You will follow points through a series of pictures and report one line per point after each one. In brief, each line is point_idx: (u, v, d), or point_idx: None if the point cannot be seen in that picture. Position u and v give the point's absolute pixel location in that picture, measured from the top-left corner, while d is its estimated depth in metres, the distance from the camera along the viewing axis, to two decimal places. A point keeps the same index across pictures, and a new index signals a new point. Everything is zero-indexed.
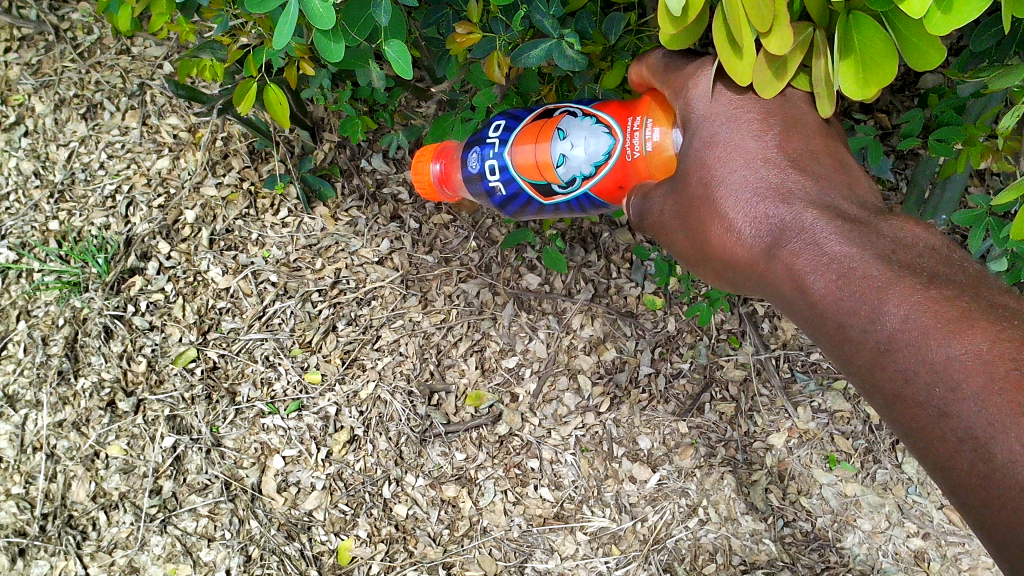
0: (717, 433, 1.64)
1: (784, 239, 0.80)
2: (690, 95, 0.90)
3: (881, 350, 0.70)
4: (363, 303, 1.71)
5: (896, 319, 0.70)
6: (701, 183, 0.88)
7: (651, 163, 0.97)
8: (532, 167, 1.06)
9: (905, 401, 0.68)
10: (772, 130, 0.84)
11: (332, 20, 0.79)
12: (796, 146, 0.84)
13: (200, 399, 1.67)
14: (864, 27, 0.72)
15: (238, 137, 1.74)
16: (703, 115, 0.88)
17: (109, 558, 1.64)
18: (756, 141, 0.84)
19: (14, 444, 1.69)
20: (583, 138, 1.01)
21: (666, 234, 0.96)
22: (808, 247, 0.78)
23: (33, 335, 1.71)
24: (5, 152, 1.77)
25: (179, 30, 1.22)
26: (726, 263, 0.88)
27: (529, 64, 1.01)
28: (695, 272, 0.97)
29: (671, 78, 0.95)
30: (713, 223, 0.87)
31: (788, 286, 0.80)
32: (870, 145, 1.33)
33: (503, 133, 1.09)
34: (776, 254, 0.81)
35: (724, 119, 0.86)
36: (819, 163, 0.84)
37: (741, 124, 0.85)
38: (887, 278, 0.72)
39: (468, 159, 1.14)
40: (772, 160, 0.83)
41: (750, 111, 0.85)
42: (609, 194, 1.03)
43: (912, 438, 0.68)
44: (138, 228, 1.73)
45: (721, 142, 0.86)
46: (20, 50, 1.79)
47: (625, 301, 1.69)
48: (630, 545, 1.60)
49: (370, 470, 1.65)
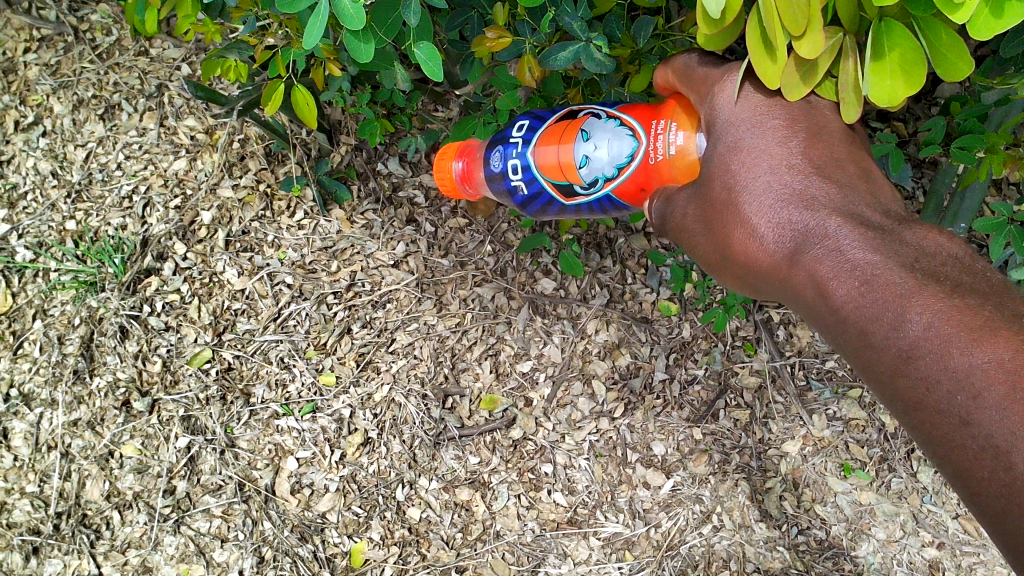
0: (732, 440, 1.64)
1: (807, 245, 0.80)
2: (715, 100, 0.89)
3: (903, 357, 0.71)
4: (379, 306, 1.71)
5: (919, 327, 0.69)
6: (725, 187, 0.87)
7: (674, 167, 0.96)
8: (555, 168, 1.05)
9: (927, 408, 0.69)
10: (797, 136, 0.84)
11: (361, 20, 0.79)
12: (822, 152, 0.83)
13: (215, 399, 1.68)
14: (896, 33, 0.71)
15: (255, 139, 1.75)
16: (728, 121, 0.87)
17: (123, 557, 1.65)
18: (781, 147, 0.83)
19: (28, 443, 1.70)
20: (607, 140, 1.00)
21: (689, 238, 0.96)
22: (830, 253, 0.77)
23: (49, 334, 1.72)
24: (23, 152, 1.78)
25: (203, 31, 1.22)
26: (749, 268, 0.88)
27: (557, 66, 1.02)
28: (716, 275, 0.97)
29: (699, 82, 0.94)
30: (735, 228, 0.87)
31: (810, 292, 0.79)
32: (892, 154, 1.33)
33: (526, 133, 1.09)
34: (799, 260, 0.80)
35: (748, 124, 0.85)
36: (843, 169, 0.83)
37: (766, 130, 0.84)
38: (910, 285, 0.71)
39: (491, 158, 1.14)
40: (796, 167, 0.83)
41: (775, 117, 0.84)
42: (631, 196, 1.02)
43: (933, 445, 0.69)
44: (154, 229, 1.73)
45: (746, 148, 0.85)
46: (39, 50, 1.79)
47: (640, 306, 1.68)
48: (644, 551, 1.61)
49: (384, 473, 1.65)
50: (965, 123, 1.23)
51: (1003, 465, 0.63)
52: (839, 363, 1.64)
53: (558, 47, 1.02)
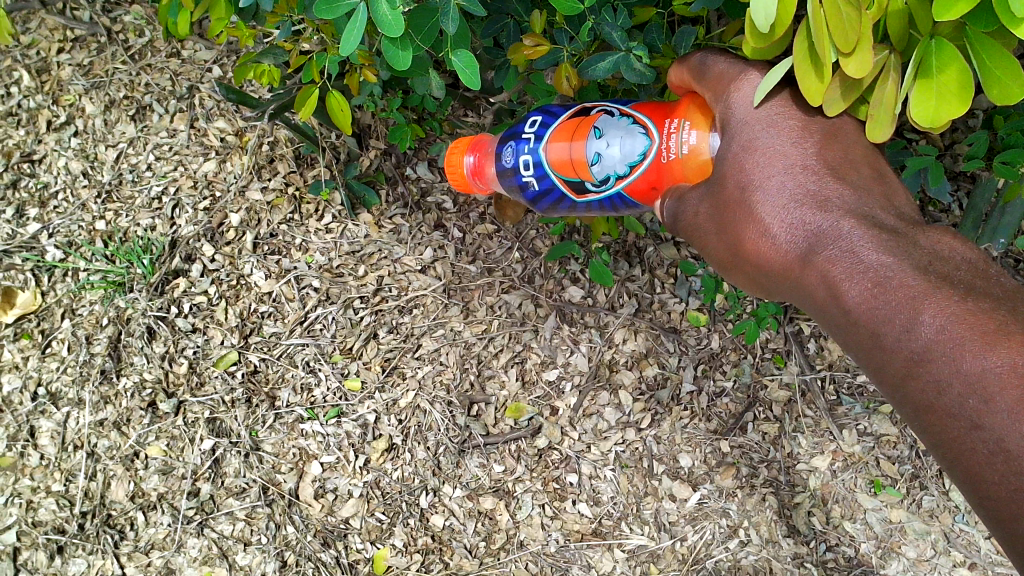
0: (760, 454, 1.61)
1: (820, 245, 0.77)
2: (730, 100, 0.86)
3: (913, 360, 0.68)
4: (405, 311, 1.70)
5: (931, 330, 0.67)
6: (738, 186, 0.84)
7: (686, 167, 0.92)
8: (566, 165, 0.99)
9: (935, 412, 0.67)
10: (813, 137, 0.81)
11: (401, 27, 0.78)
12: (837, 154, 0.81)
13: (240, 402, 1.68)
14: (947, 52, 0.69)
15: (284, 142, 1.74)
16: (743, 120, 0.84)
17: (146, 558, 1.65)
18: (796, 147, 0.81)
19: (55, 441, 1.70)
20: (620, 138, 0.96)
21: (700, 238, 0.92)
22: (844, 255, 0.75)
23: (77, 334, 1.72)
24: (54, 152, 1.78)
25: (237, 35, 1.22)
26: (760, 269, 0.85)
27: (596, 77, 1.01)
28: (725, 276, 0.94)
29: (714, 80, 0.90)
30: (747, 227, 0.83)
31: (822, 294, 0.77)
32: (933, 166, 1.31)
33: (539, 129, 1.02)
34: (811, 261, 0.78)
35: (764, 123, 0.82)
36: (857, 171, 0.81)
37: (782, 131, 0.81)
38: (924, 287, 0.69)
39: (502, 153, 1.07)
40: (812, 168, 0.80)
41: (791, 118, 0.82)
42: (642, 195, 0.98)
43: (940, 449, 0.67)
44: (183, 230, 1.74)
45: (760, 147, 0.82)
46: (73, 51, 1.80)
47: (669, 316, 1.66)
48: (669, 565, 1.60)
49: (408, 480, 1.65)
50: (1008, 138, 1.21)
51: (1012, 469, 0.61)
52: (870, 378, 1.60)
53: (597, 57, 1.01)
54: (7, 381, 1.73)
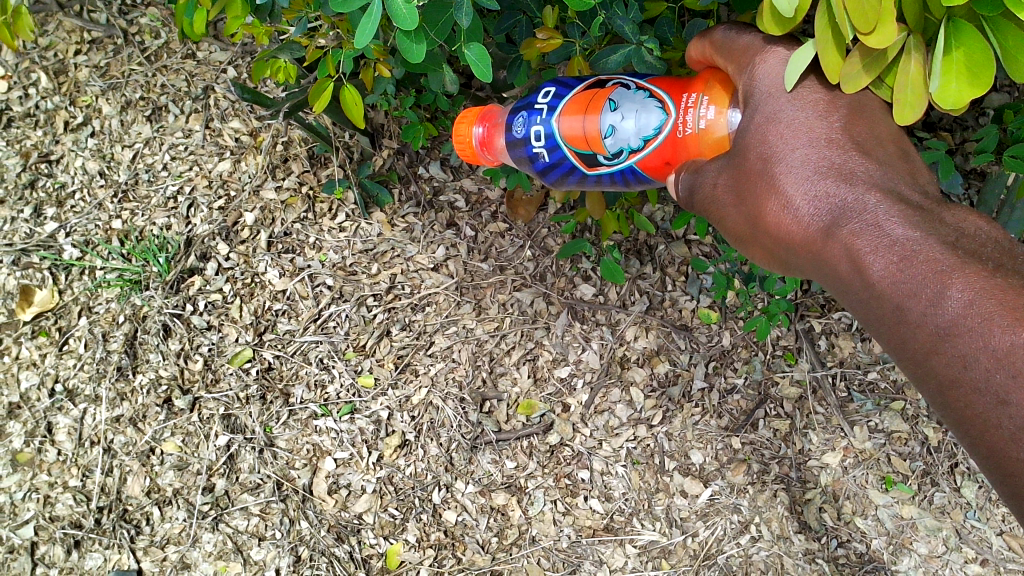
0: (771, 451, 1.62)
1: (845, 218, 0.76)
2: (755, 71, 0.86)
3: (940, 334, 0.68)
4: (418, 309, 1.71)
5: (959, 304, 0.66)
6: (760, 158, 0.83)
7: (701, 142, 0.93)
8: (579, 138, 1.00)
9: (961, 387, 0.66)
10: (839, 111, 0.81)
11: (414, 21, 0.79)
12: (862, 129, 0.81)
13: (254, 399, 1.69)
14: (964, 34, 0.69)
15: (298, 142, 1.76)
16: (767, 92, 0.84)
17: (161, 552, 1.67)
18: (821, 120, 0.80)
19: (72, 437, 1.72)
20: (635, 111, 0.96)
21: (719, 211, 0.91)
22: (868, 227, 0.74)
23: (94, 331, 1.74)
24: (72, 152, 1.81)
25: (254, 32, 1.24)
26: (781, 242, 0.85)
27: (608, 70, 1.04)
28: (745, 249, 0.94)
29: (738, 53, 0.90)
30: (770, 199, 0.83)
31: (845, 266, 0.76)
32: (943, 161, 1.31)
33: (553, 101, 1.03)
34: (835, 233, 0.77)
35: (789, 96, 0.82)
36: (883, 148, 0.80)
37: (807, 104, 0.81)
38: (951, 261, 0.68)
39: (513, 124, 1.08)
40: (837, 141, 0.79)
41: (817, 92, 0.82)
42: (655, 170, 0.98)
43: (964, 424, 0.66)
44: (198, 229, 1.75)
45: (784, 120, 0.82)
46: (89, 53, 1.82)
47: (680, 313, 1.67)
48: (680, 560, 1.60)
49: (421, 476, 1.66)
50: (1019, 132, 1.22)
51: None
52: (880, 375, 1.61)
53: (609, 51, 1.03)
54: (25, 378, 1.75)
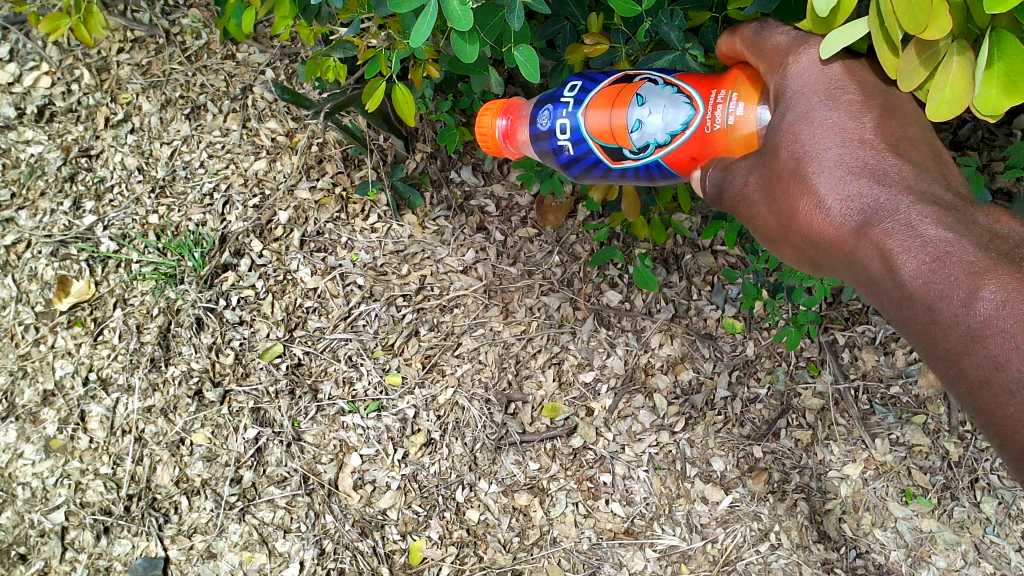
0: (792, 460, 1.64)
1: (876, 218, 0.77)
2: (787, 71, 0.86)
3: (970, 336, 0.70)
4: (446, 310, 1.75)
5: (991, 305, 0.68)
6: (792, 157, 0.84)
7: (729, 138, 0.94)
8: (605, 131, 1.01)
9: (993, 390, 0.68)
10: (872, 111, 0.82)
11: (470, 22, 0.83)
12: (895, 130, 0.82)
13: (283, 393, 1.72)
14: (1007, 44, 0.72)
15: (333, 144, 1.80)
16: (800, 91, 0.84)
17: (188, 541, 1.70)
18: (855, 121, 0.81)
19: (105, 426, 1.75)
20: (662, 106, 0.97)
21: (748, 208, 0.92)
22: (901, 228, 0.75)
23: (128, 323, 1.78)
24: (111, 148, 1.84)
25: (302, 32, 1.28)
26: (811, 240, 0.85)
27: (653, 75, 1.06)
28: (773, 248, 0.95)
29: (770, 52, 0.91)
30: (801, 198, 0.84)
31: (877, 266, 0.77)
32: (973, 179, 1.32)
33: (579, 94, 1.05)
34: (867, 232, 0.78)
35: (823, 96, 0.83)
36: (916, 147, 0.82)
37: (841, 104, 0.82)
38: (984, 263, 0.70)
39: (537, 117, 1.09)
40: (869, 141, 0.80)
41: (850, 92, 0.82)
42: (680, 166, 0.99)
43: (996, 426, 0.69)
44: (232, 226, 1.79)
45: (817, 120, 0.82)
46: (132, 51, 1.85)
47: (705, 322, 1.69)
48: (700, 565, 1.62)
49: (445, 474, 1.69)
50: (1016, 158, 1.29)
51: None
52: (903, 390, 1.62)
53: (654, 57, 1.06)
54: (60, 366, 1.78)
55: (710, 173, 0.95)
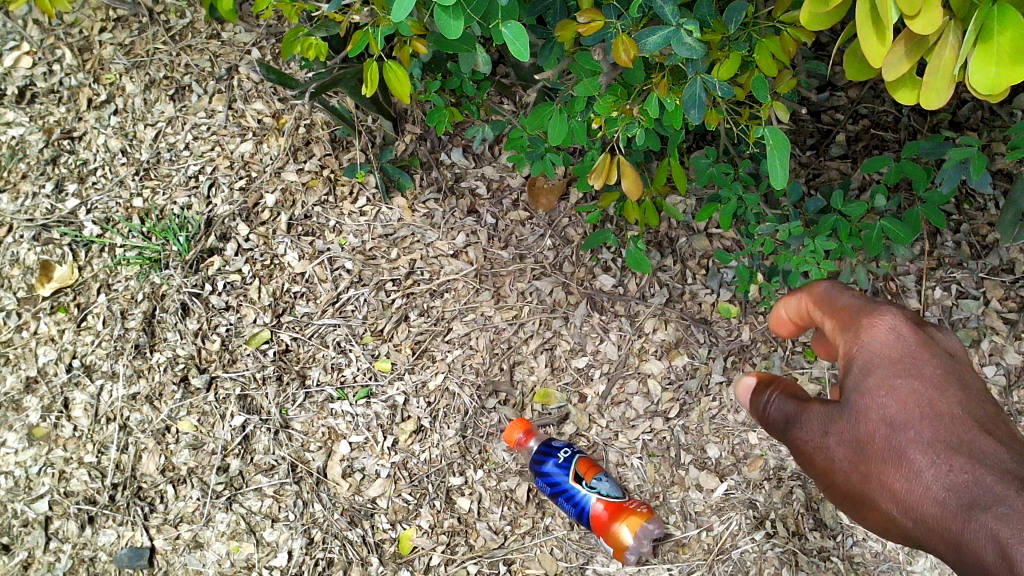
0: (789, 447, 1.61)
1: (977, 509, 0.75)
2: (862, 333, 0.88)
3: None
4: (437, 295, 1.72)
5: None
6: (882, 444, 0.82)
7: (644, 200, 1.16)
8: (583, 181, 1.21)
9: None
10: (958, 409, 0.82)
11: None
12: (971, 412, 0.82)
13: (271, 379, 1.69)
14: (1009, 18, 0.64)
15: (320, 125, 1.79)
16: (873, 358, 0.86)
17: (174, 531, 1.64)
18: (943, 406, 0.82)
19: (88, 414, 1.70)
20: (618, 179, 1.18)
21: (826, 466, 0.88)
22: (1008, 518, 0.72)
23: (112, 308, 1.73)
24: (94, 130, 1.80)
25: (284, 10, 1.23)
26: (892, 499, 0.82)
27: (646, 51, 1.01)
28: (840, 508, 0.91)
29: (839, 310, 0.93)
30: (891, 472, 0.82)
31: (982, 544, 0.73)
32: (975, 158, 1.26)
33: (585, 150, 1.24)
34: (971, 519, 0.74)
35: (904, 371, 0.84)
36: (1005, 439, 0.81)
37: (920, 378, 0.83)
38: None
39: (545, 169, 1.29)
40: (955, 432, 0.80)
41: (927, 366, 0.84)
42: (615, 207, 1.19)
43: None
44: (218, 209, 1.75)
45: (898, 389, 0.83)
46: (115, 30, 1.83)
47: (700, 306, 1.69)
48: (694, 554, 1.58)
49: (435, 461, 1.66)
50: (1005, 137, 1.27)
51: None
52: None
53: (647, 32, 1.01)
54: (42, 354, 1.72)
55: (769, 417, 0.97)
